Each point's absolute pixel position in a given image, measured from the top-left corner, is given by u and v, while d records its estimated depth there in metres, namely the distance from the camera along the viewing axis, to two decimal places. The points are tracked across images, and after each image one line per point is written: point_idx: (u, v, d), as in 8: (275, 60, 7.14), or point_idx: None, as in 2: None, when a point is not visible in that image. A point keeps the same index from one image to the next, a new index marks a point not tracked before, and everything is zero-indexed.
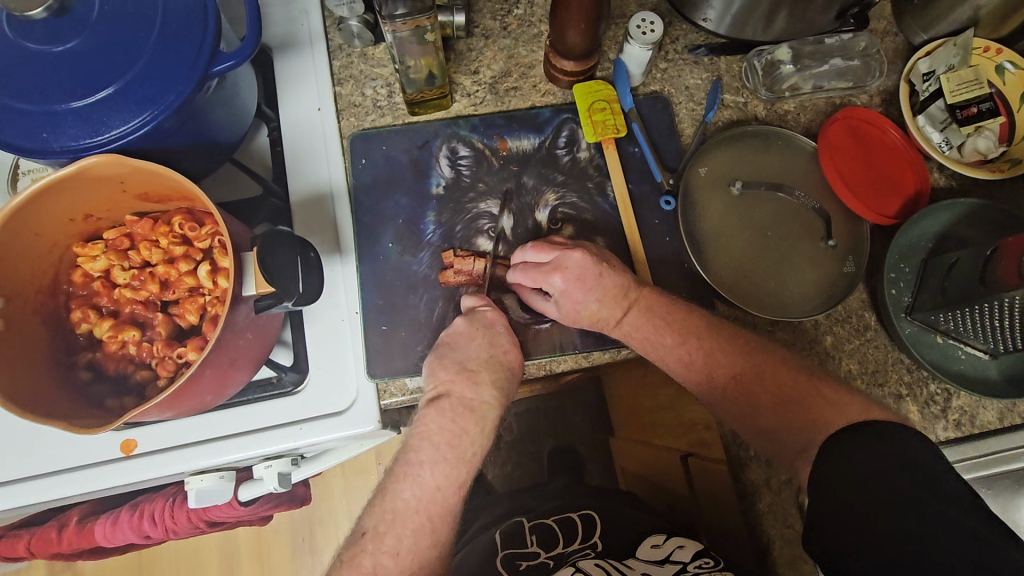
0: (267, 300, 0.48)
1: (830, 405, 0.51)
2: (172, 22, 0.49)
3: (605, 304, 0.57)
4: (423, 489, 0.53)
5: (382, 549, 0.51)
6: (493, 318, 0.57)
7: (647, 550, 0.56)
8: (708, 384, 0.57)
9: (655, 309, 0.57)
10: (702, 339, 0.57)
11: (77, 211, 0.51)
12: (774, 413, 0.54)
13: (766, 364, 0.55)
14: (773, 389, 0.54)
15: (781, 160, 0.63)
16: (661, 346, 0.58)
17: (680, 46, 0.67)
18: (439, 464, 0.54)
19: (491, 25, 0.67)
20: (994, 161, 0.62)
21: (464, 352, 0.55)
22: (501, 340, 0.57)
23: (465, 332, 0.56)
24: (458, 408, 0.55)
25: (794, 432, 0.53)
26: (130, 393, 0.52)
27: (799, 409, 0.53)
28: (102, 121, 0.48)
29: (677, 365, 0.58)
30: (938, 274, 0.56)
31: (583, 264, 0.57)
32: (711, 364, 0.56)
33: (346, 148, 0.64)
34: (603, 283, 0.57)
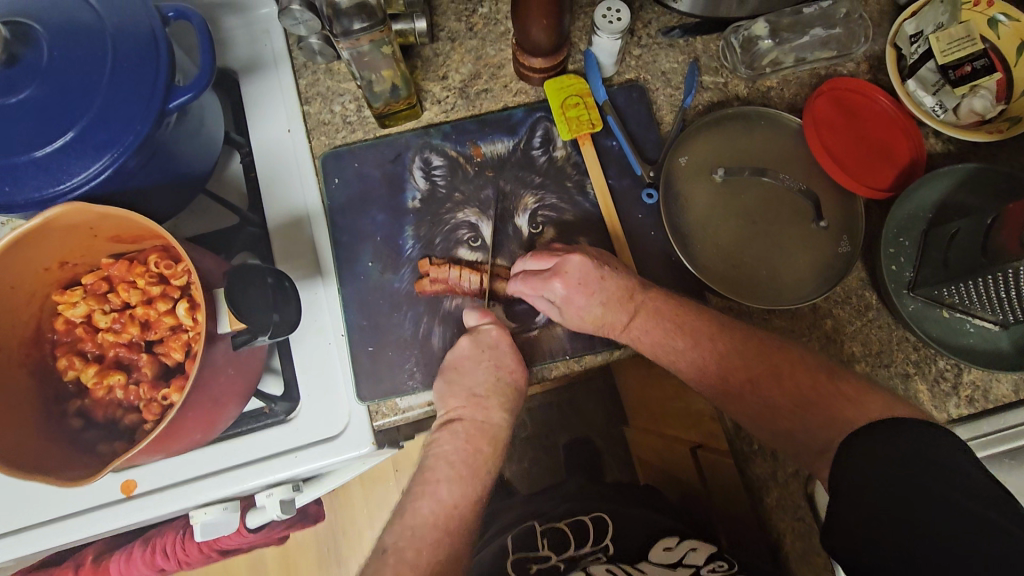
0: (244, 336, 0.47)
1: (852, 403, 0.49)
2: (125, 61, 0.48)
3: (610, 309, 0.56)
4: (438, 507, 0.55)
5: (403, 561, 0.52)
6: (498, 336, 0.56)
7: (659, 554, 0.54)
8: (722, 386, 0.55)
9: (664, 312, 0.56)
10: (710, 337, 0.54)
11: (51, 260, 0.51)
12: (796, 414, 0.51)
13: (780, 361, 0.52)
14: (789, 389, 0.51)
15: (765, 141, 0.61)
16: (672, 348, 0.55)
17: (654, 30, 0.64)
18: (454, 483, 0.56)
19: (456, 26, 0.65)
20: (993, 121, 0.58)
21: (472, 379, 0.55)
22: (507, 361, 0.56)
23: (469, 356, 0.55)
24: (471, 431, 0.56)
25: (814, 430, 0.50)
26: (121, 438, 0.52)
27: (817, 408, 0.50)
28: (63, 169, 0.47)
29: (689, 368, 0.56)
30: (939, 246, 0.53)
31: (582, 267, 0.55)
32: (727, 367, 0.54)
33: (319, 167, 0.63)
34: (606, 286, 0.56)
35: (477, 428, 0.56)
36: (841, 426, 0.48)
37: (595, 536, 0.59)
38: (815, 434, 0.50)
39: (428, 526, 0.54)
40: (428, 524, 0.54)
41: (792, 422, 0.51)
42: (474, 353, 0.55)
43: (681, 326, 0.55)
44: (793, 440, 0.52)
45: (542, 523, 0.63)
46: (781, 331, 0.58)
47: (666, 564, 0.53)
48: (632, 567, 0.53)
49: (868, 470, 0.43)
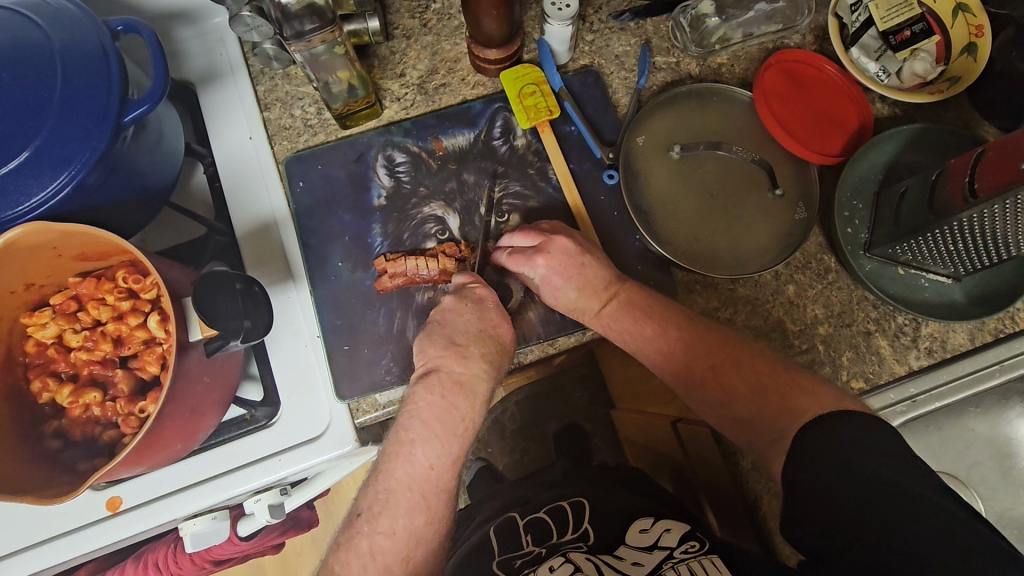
0: (217, 342, 0.47)
1: (807, 393, 0.50)
2: (74, 79, 0.48)
3: (584, 295, 0.57)
4: (416, 468, 0.52)
5: (378, 530, 0.50)
6: (484, 294, 0.56)
7: (636, 536, 0.54)
8: (685, 375, 0.55)
9: (636, 303, 0.57)
10: (667, 332, 0.56)
11: (17, 282, 0.51)
12: (752, 402, 0.52)
13: (738, 353, 0.53)
14: (749, 379, 0.52)
15: (718, 117, 0.62)
16: (640, 337, 0.57)
17: (604, 15, 0.65)
18: (430, 442, 0.52)
19: (409, 23, 0.65)
20: (933, 82, 0.61)
21: (453, 327, 0.54)
22: (491, 314, 0.55)
23: (451, 309, 0.55)
24: (447, 384, 0.54)
25: (771, 418, 0.51)
26: (102, 454, 0.51)
27: (775, 397, 0.51)
28: (19, 191, 0.47)
29: (654, 356, 0.56)
30: (890, 207, 0.56)
31: (567, 249, 0.56)
32: (691, 354, 0.55)
33: (283, 173, 0.63)
34: (586, 274, 0.56)
35: (454, 380, 0.54)
36: (797, 413, 0.49)
37: (574, 521, 0.58)
38: (772, 424, 0.50)
39: (404, 491, 0.51)
40: (403, 488, 0.51)
41: (750, 409, 0.52)
42: (459, 301, 0.55)
43: (651, 318, 0.56)
44: (755, 428, 0.52)
45: (523, 516, 0.62)
46: (746, 300, 0.59)
47: (643, 547, 0.52)
48: (609, 553, 0.52)
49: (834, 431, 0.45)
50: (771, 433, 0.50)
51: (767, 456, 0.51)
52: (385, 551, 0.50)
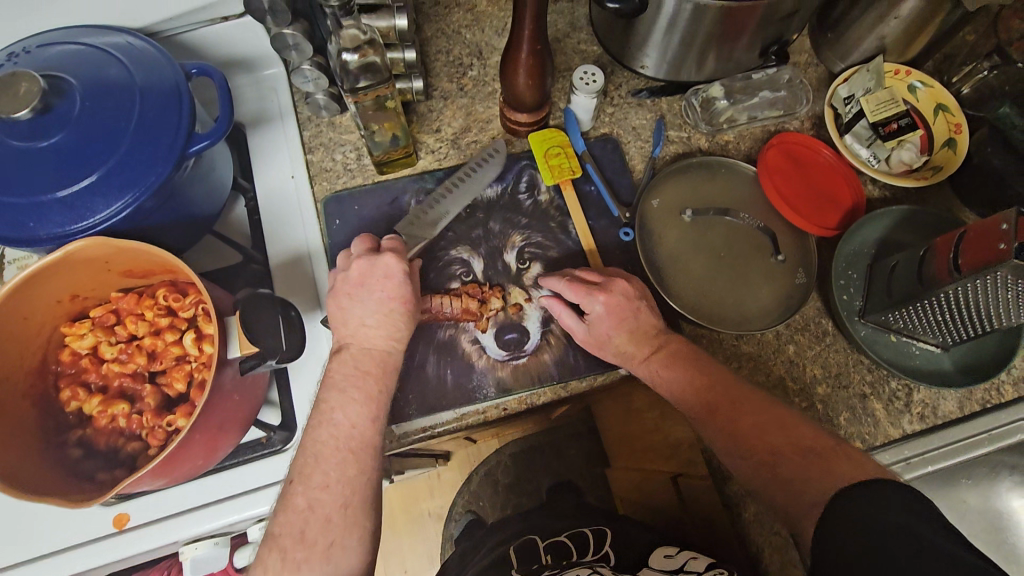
0: (253, 360, 0.50)
1: (852, 459, 0.48)
2: (150, 111, 0.53)
3: (634, 340, 0.59)
4: (336, 430, 0.52)
5: (312, 487, 0.50)
6: (393, 263, 0.58)
7: (660, 561, 0.56)
8: (729, 433, 0.54)
9: (683, 356, 0.58)
10: (707, 385, 0.56)
11: (65, 292, 0.53)
12: (792, 461, 0.50)
13: (786, 416, 0.53)
14: (796, 439, 0.51)
15: (725, 186, 0.68)
16: (686, 388, 0.56)
17: (624, 92, 0.73)
18: (349, 404, 0.53)
19: (448, 86, 0.72)
20: (919, 170, 0.67)
21: (360, 305, 0.57)
22: (400, 289, 0.57)
23: (361, 279, 0.57)
24: (358, 354, 0.56)
25: (814, 478, 0.48)
26: (121, 465, 0.52)
27: (820, 461, 0.48)
28: (86, 207, 0.50)
29: (699, 411, 0.55)
30: (882, 276, 0.60)
31: (626, 292, 0.59)
32: (737, 409, 0.54)
33: (320, 211, 0.68)
34: (638, 319, 0.59)
35: (365, 351, 0.56)
36: (840, 476, 0.46)
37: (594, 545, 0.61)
38: (810, 486, 0.47)
39: (332, 449, 0.51)
40: (331, 447, 0.51)
41: (794, 470, 0.49)
42: (369, 267, 0.57)
43: (697, 372, 0.57)
44: (791, 490, 0.48)
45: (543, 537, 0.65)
46: (749, 356, 0.63)
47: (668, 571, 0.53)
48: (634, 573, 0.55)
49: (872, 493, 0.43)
50: (808, 497, 0.47)
51: (802, 527, 0.47)
52: (323, 504, 0.49)
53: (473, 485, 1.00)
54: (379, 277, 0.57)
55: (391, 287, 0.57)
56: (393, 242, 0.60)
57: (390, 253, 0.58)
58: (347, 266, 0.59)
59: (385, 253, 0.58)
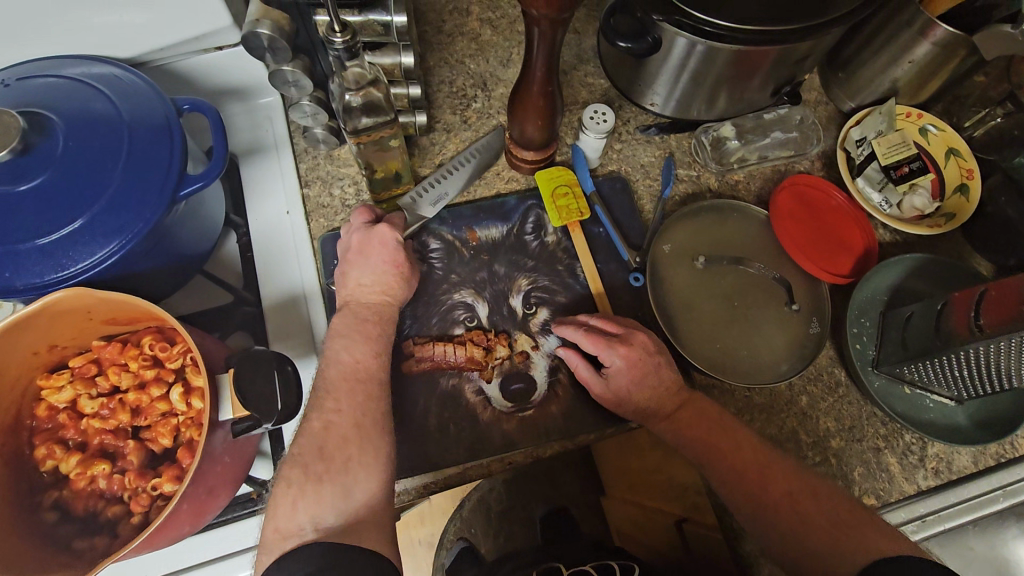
0: (245, 424, 0.47)
1: (883, 533, 0.47)
2: (138, 151, 0.50)
3: (656, 398, 0.56)
4: (343, 368, 0.52)
5: (327, 409, 0.50)
6: (387, 233, 0.57)
7: None
8: (756, 496, 0.51)
9: (708, 414, 0.56)
10: (735, 446, 0.53)
11: (42, 343, 0.50)
12: (824, 532, 0.48)
13: (814, 482, 0.51)
14: (827, 511, 0.49)
15: (737, 230, 0.66)
16: (712, 447, 0.54)
17: (632, 127, 0.71)
18: (356, 344, 0.54)
19: (451, 119, 0.70)
20: (931, 216, 0.66)
21: (357, 270, 0.56)
22: (395, 255, 0.57)
23: (357, 247, 0.57)
24: (358, 311, 0.56)
25: (848, 553, 0.46)
26: (102, 531, 0.49)
27: (850, 532, 0.47)
28: (67, 255, 0.47)
29: (724, 472, 0.53)
30: (896, 327, 0.59)
31: (647, 346, 0.57)
32: (765, 473, 0.52)
33: (317, 249, 0.64)
34: (659, 374, 0.56)
35: (364, 308, 0.56)
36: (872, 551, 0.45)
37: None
38: (844, 560, 0.46)
39: (340, 384, 0.51)
40: (337, 382, 0.52)
41: (824, 542, 0.47)
42: (366, 236, 0.57)
43: (724, 432, 0.54)
44: (824, 565, 0.47)
45: None
46: (761, 408, 0.61)
47: None
48: None
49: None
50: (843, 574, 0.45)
51: None
52: (337, 425, 0.49)
53: None
54: (375, 246, 0.57)
55: (387, 254, 0.57)
56: (391, 216, 0.59)
57: (385, 223, 0.58)
58: (346, 236, 0.58)
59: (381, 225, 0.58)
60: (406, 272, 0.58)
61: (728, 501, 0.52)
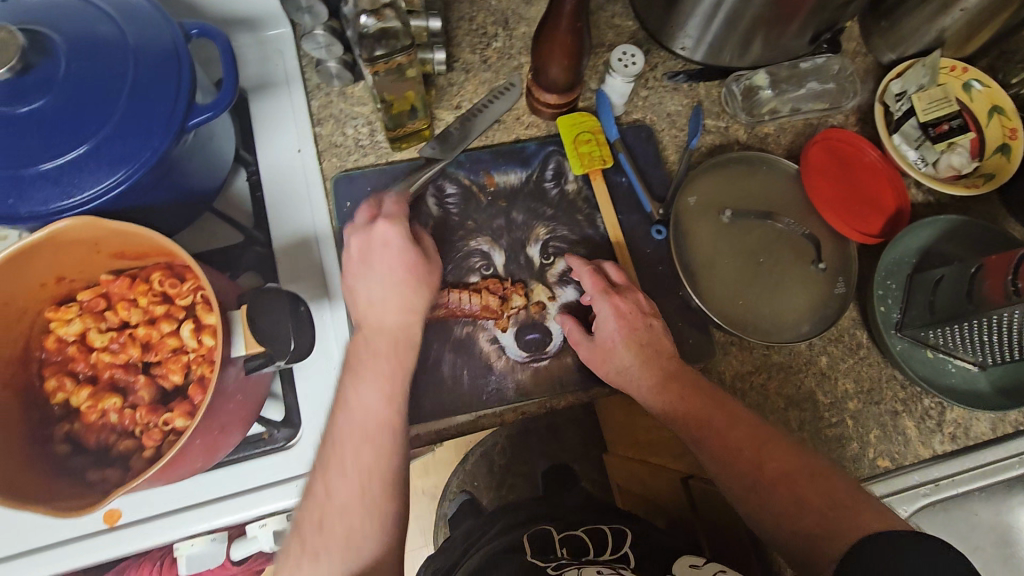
0: (258, 360, 0.46)
1: (876, 514, 0.46)
2: (145, 76, 0.47)
3: (646, 362, 0.55)
4: (357, 378, 0.51)
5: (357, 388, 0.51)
6: (390, 232, 0.54)
7: (685, 569, 0.52)
8: (749, 475, 0.51)
9: (703, 390, 0.55)
10: (731, 425, 0.53)
11: (49, 275, 0.48)
12: (817, 511, 0.47)
13: (809, 461, 0.50)
14: (821, 491, 0.49)
15: (766, 185, 0.64)
16: (706, 424, 0.53)
17: (660, 74, 0.68)
18: (373, 358, 0.52)
19: (470, 58, 0.66)
20: (968, 176, 0.63)
21: (364, 269, 0.54)
22: (403, 257, 0.54)
23: (361, 250, 0.54)
24: (372, 324, 0.53)
25: (839, 535, 0.46)
26: (114, 465, 0.48)
27: (843, 512, 0.47)
28: (74, 183, 0.45)
29: (717, 449, 0.52)
30: (924, 290, 0.57)
31: (638, 303, 0.57)
32: (759, 453, 0.51)
33: (330, 190, 0.63)
34: (652, 340, 0.56)
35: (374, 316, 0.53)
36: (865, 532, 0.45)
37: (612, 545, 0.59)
38: (837, 540, 0.45)
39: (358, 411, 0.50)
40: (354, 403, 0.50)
41: (817, 522, 0.47)
42: (365, 235, 0.54)
43: (719, 409, 0.53)
44: (815, 547, 0.46)
45: (559, 531, 0.64)
46: (780, 367, 0.60)
47: None
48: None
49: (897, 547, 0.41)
50: (832, 555, 0.45)
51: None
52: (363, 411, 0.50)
53: (469, 465, 1.00)
54: (377, 248, 0.54)
55: (392, 254, 0.54)
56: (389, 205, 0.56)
57: (383, 220, 0.54)
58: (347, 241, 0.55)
59: (380, 221, 0.54)
60: (418, 273, 0.55)
61: (722, 479, 0.52)
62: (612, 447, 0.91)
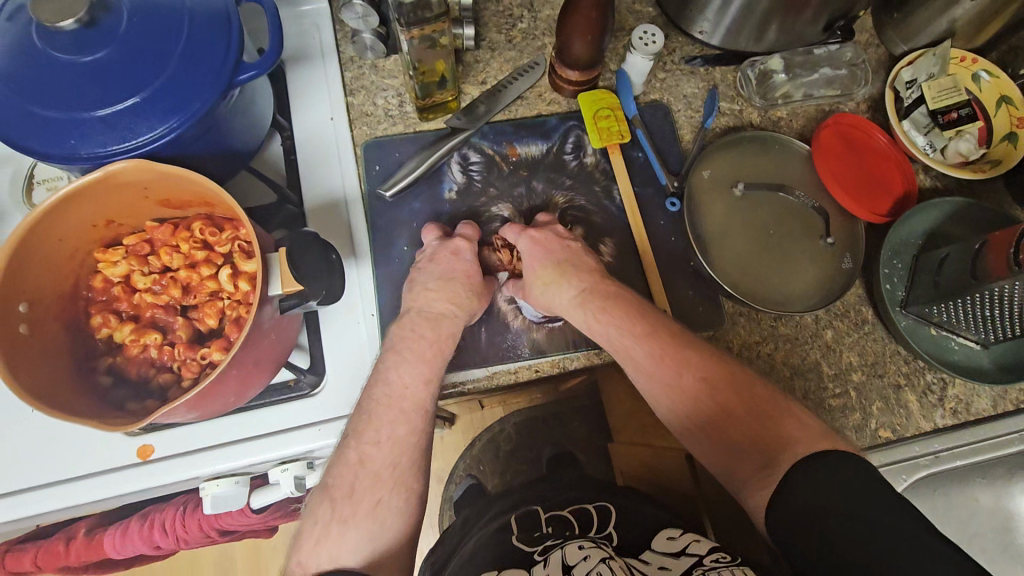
0: (292, 301, 0.49)
1: (798, 421, 0.50)
2: (197, 34, 0.50)
3: (570, 285, 0.58)
4: (417, 329, 0.56)
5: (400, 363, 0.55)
6: (464, 247, 0.60)
7: (663, 543, 0.59)
8: (683, 391, 0.54)
9: (630, 309, 0.57)
10: (664, 347, 0.55)
11: (100, 217, 0.52)
12: (745, 421, 0.52)
13: (738, 375, 0.54)
14: (748, 402, 0.52)
15: (778, 164, 0.66)
16: (639, 347, 0.55)
17: (677, 58, 0.70)
18: (432, 305, 0.57)
19: (496, 37, 0.70)
20: (976, 163, 0.66)
21: (426, 277, 0.58)
22: (468, 267, 0.59)
23: (432, 257, 0.59)
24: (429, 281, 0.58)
25: (765, 442, 0.50)
26: (152, 396, 0.52)
27: (768, 421, 0.51)
28: (129, 128, 0.48)
29: (650, 369, 0.55)
30: (929, 269, 0.59)
31: (554, 235, 0.61)
32: (694, 372, 0.54)
33: (359, 156, 0.66)
34: (573, 264, 0.59)
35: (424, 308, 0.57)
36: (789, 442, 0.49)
37: (599, 522, 0.64)
38: (763, 447, 0.50)
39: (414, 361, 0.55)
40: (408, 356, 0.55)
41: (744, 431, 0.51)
42: (440, 247, 0.60)
43: (649, 332, 0.56)
44: (744, 453, 0.51)
45: (546, 508, 0.67)
46: (786, 337, 0.62)
47: (670, 554, 0.56)
48: (636, 558, 0.57)
49: (827, 474, 0.45)
50: (758, 459, 0.50)
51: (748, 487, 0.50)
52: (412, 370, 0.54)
53: (476, 451, 0.99)
54: (447, 256, 0.59)
55: (459, 263, 0.59)
56: (468, 228, 0.61)
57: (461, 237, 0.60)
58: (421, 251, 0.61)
59: (458, 237, 0.60)
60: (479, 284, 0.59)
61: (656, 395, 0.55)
62: (617, 435, 0.90)
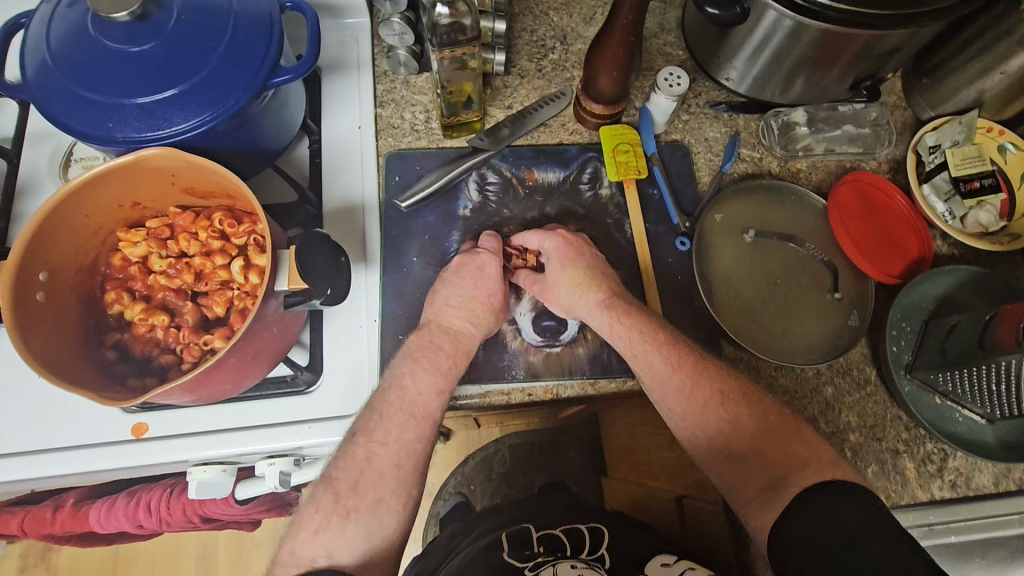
0: (297, 297, 0.50)
1: (807, 443, 0.52)
2: (240, 36, 0.53)
3: (588, 285, 0.59)
4: (431, 335, 0.57)
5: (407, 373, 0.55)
6: (486, 263, 0.60)
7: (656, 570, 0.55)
8: (695, 401, 0.55)
9: (647, 319, 0.58)
10: (678, 358, 0.56)
11: (127, 198, 0.54)
12: (753, 437, 0.53)
13: (749, 391, 0.55)
14: (758, 418, 0.54)
15: (792, 214, 0.67)
16: (655, 357, 0.56)
17: (702, 101, 0.71)
18: (452, 319, 0.58)
19: (527, 65, 0.72)
20: (995, 234, 0.65)
21: (450, 290, 0.59)
22: (489, 285, 0.60)
23: (457, 270, 0.60)
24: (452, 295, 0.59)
25: (772, 460, 0.51)
26: (153, 375, 0.53)
27: (777, 439, 0.52)
28: (165, 117, 0.51)
29: (662, 378, 0.55)
30: (938, 335, 0.58)
31: (577, 238, 0.63)
32: (706, 384, 0.55)
33: (381, 164, 0.68)
34: (593, 269, 0.61)
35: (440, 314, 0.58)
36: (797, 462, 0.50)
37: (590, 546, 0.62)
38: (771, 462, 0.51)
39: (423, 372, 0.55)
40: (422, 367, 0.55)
41: (752, 445, 0.53)
42: (467, 260, 0.61)
43: (665, 343, 0.56)
44: (752, 469, 0.52)
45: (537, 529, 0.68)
46: (785, 389, 0.61)
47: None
48: None
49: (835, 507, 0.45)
50: (766, 475, 0.51)
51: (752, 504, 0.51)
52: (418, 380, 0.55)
53: (468, 468, 1.00)
54: (472, 270, 0.60)
55: (481, 281, 0.59)
56: (491, 241, 0.62)
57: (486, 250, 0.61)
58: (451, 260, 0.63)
59: (483, 252, 0.61)
60: (496, 304, 0.60)
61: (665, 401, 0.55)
62: (612, 471, 0.88)
